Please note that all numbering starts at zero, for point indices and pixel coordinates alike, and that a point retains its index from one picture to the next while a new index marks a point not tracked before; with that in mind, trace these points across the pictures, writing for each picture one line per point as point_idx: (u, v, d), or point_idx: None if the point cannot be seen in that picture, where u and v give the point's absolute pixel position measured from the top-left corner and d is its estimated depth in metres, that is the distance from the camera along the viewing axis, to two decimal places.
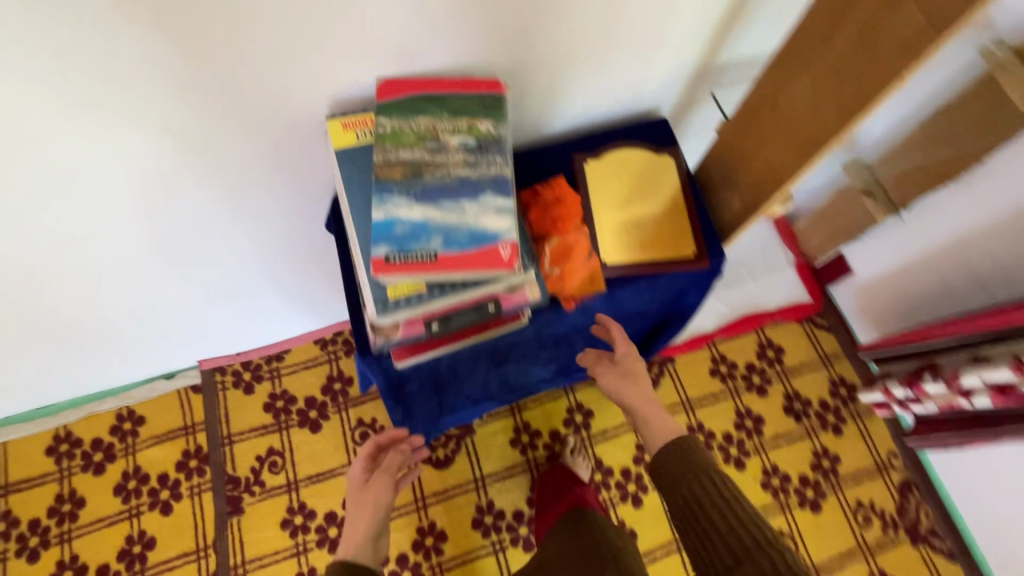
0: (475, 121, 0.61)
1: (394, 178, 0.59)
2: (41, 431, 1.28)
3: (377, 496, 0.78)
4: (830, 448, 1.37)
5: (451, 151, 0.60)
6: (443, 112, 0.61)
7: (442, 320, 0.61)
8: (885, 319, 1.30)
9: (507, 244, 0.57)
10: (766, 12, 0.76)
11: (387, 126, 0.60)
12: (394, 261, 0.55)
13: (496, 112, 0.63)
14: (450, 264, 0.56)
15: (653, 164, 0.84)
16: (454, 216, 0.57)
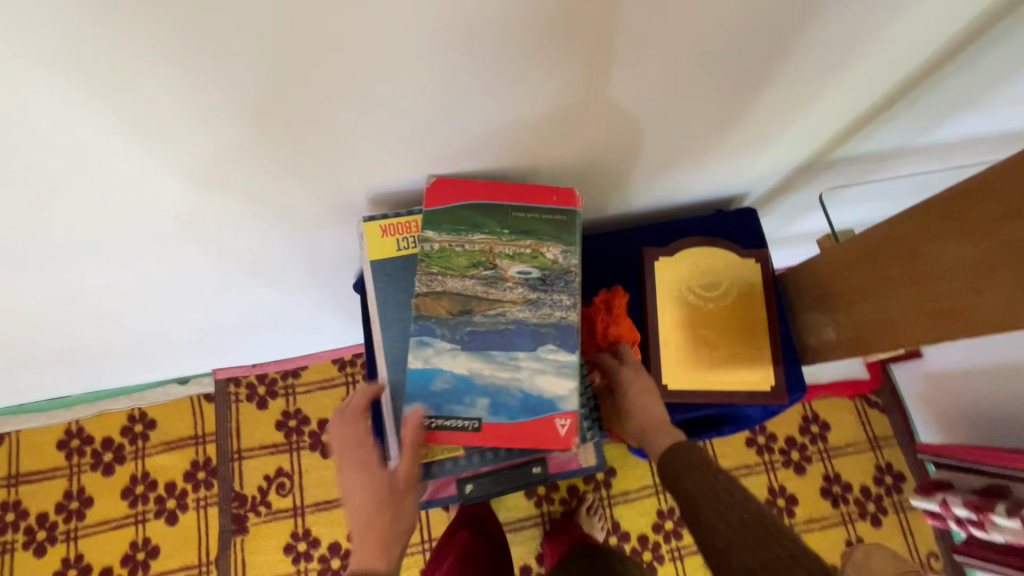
0: (542, 247, 0.63)
1: (438, 314, 0.60)
2: (51, 423, 1.26)
3: (408, 487, 0.58)
4: (866, 540, 1.27)
5: (510, 281, 0.62)
6: (505, 231, 0.63)
7: (476, 483, 0.63)
8: (948, 415, 1.18)
9: (562, 416, 0.58)
10: (901, 108, 0.63)
11: (436, 243, 0.62)
12: (434, 427, 0.58)
13: (564, 233, 0.64)
14: (491, 434, 0.58)
15: (731, 269, 0.73)
16: (507, 371, 0.59)
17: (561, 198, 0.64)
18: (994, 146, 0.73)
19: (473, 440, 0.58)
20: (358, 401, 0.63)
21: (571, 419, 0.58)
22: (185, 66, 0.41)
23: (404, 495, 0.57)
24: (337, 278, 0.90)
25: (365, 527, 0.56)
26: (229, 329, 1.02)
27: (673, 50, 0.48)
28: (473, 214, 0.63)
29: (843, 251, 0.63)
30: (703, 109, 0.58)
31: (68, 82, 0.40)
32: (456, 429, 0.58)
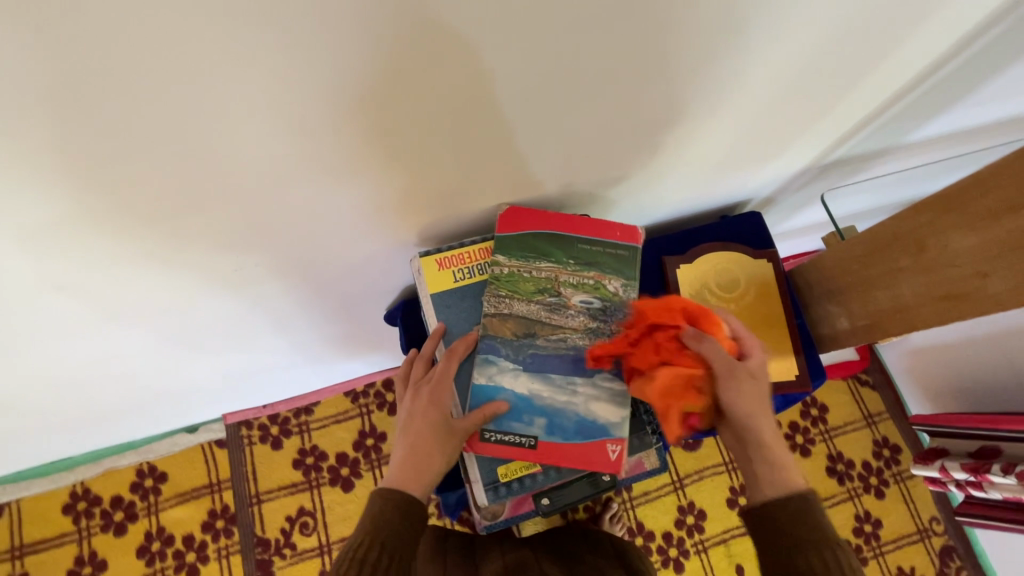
0: (604, 279, 0.71)
1: (503, 334, 0.68)
2: (54, 488, 1.20)
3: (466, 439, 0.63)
4: (872, 512, 1.34)
5: (573, 308, 0.70)
6: (571, 261, 0.71)
7: (550, 497, 0.69)
8: (934, 385, 1.27)
9: (615, 442, 0.66)
10: (887, 114, 0.70)
11: (506, 266, 0.70)
12: (495, 441, 0.64)
13: (624, 270, 0.72)
14: (549, 450, 0.64)
15: (746, 269, 0.78)
16: (565, 394, 0.66)
17: (624, 235, 0.72)
18: (965, 139, 0.81)
19: (532, 456, 0.64)
20: (459, 347, 0.67)
21: (622, 446, 0.66)
22: (268, 117, 0.44)
23: (433, 437, 0.61)
24: (361, 311, 0.91)
25: (421, 451, 0.60)
26: (248, 371, 1.01)
27: (698, 74, 0.54)
28: (541, 241, 0.70)
29: (851, 247, 0.70)
30: (718, 125, 0.63)
31: (157, 138, 0.42)
32: (516, 445, 0.64)
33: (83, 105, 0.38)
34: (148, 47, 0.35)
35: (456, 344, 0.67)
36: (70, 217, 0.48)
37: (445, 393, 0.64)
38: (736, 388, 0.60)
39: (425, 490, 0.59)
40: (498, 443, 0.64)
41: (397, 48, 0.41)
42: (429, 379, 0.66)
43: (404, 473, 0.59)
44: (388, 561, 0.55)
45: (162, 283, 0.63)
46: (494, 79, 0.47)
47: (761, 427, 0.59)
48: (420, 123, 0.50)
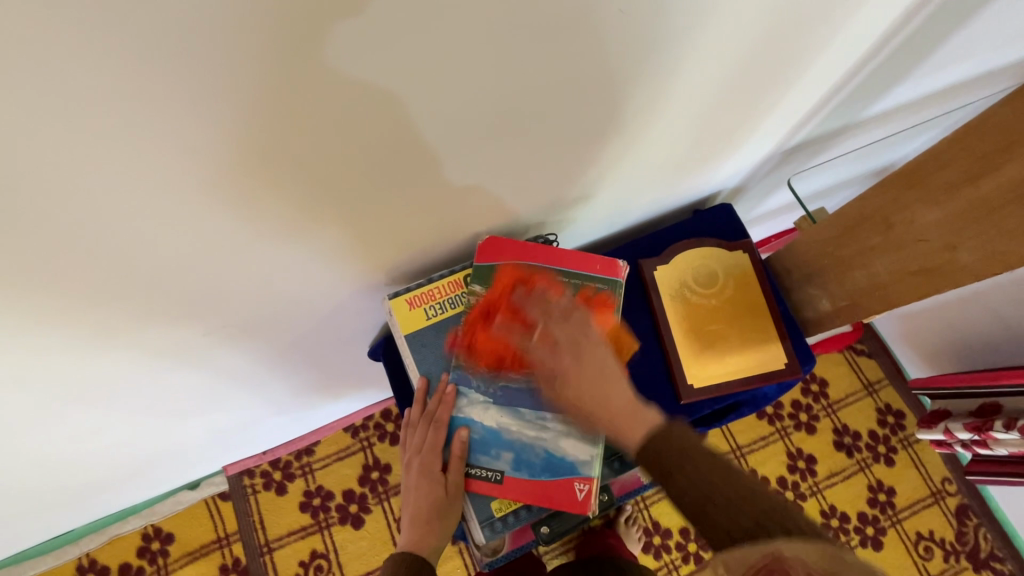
0: (582, 315, 0.70)
1: (475, 366, 0.67)
2: (59, 563, 1.18)
3: (462, 488, 0.64)
4: (885, 481, 1.34)
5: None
6: (550, 293, 0.70)
7: (550, 524, 0.67)
8: (929, 347, 1.28)
9: (583, 481, 0.64)
10: (842, 93, 0.70)
11: (482, 297, 0.69)
12: (462, 475, 0.64)
13: (603, 305, 0.71)
14: (515, 484, 0.64)
15: (723, 262, 0.78)
16: (534, 429, 0.65)
17: (604, 268, 0.71)
18: (924, 108, 0.81)
19: (498, 490, 0.64)
20: (439, 410, 0.66)
21: (590, 485, 0.64)
22: (216, 175, 0.43)
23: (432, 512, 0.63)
24: (346, 348, 0.90)
25: (421, 520, 0.63)
26: (240, 422, 1.00)
27: (644, 79, 0.54)
28: (518, 271, 0.70)
29: (821, 231, 0.71)
30: (674, 125, 0.64)
31: (105, 208, 0.42)
32: (482, 479, 0.64)
33: (22, 188, 0.37)
34: (81, 124, 0.35)
35: (432, 403, 0.66)
36: (29, 294, 0.48)
37: (433, 456, 0.64)
38: (577, 368, 0.61)
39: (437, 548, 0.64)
40: (465, 478, 0.64)
41: (337, 94, 0.41)
42: (415, 447, 0.66)
43: (412, 541, 0.64)
44: None
45: (137, 346, 0.63)
46: (441, 112, 0.47)
47: (614, 391, 0.60)
48: (373, 161, 0.49)
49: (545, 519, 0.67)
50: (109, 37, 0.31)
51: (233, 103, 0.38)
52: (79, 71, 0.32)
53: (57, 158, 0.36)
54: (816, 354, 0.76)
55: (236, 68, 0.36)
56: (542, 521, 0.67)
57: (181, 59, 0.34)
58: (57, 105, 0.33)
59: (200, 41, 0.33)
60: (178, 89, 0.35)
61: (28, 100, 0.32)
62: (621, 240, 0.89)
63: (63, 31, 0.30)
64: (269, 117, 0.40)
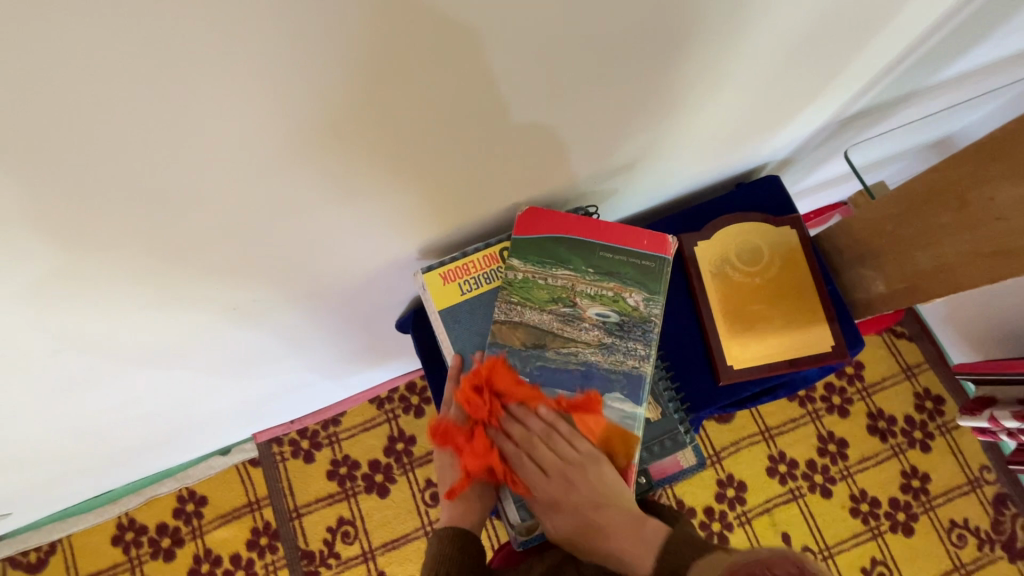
0: (623, 292, 0.67)
1: (512, 343, 0.65)
2: (101, 521, 1.23)
3: (497, 465, 0.66)
4: (920, 467, 1.30)
5: (588, 321, 0.66)
6: (591, 270, 0.67)
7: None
8: (978, 333, 1.21)
9: (621, 462, 0.63)
10: (910, 59, 0.64)
11: (521, 272, 0.67)
12: (495, 450, 0.64)
13: (647, 280, 0.68)
14: (550, 464, 0.63)
15: (769, 239, 0.74)
16: (570, 411, 0.64)
17: (651, 244, 0.69)
18: (997, 74, 0.74)
19: (532, 470, 0.64)
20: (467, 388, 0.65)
21: (628, 466, 0.64)
22: (241, 143, 0.41)
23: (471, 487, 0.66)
24: (374, 322, 0.89)
25: (459, 495, 0.66)
26: (268, 392, 1.01)
27: (698, 45, 0.50)
28: (557, 244, 0.67)
29: (883, 208, 0.66)
30: (724, 95, 0.59)
31: (140, 174, 0.41)
32: None
33: (61, 151, 0.36)
34: (116, 87, 0.33)
35: (466, 385, 0.65)
36: (66, 260, 0.47)
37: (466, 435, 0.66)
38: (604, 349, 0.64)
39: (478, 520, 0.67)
40: None
41: (372, 59, 0.38)
42: (447, 427, 0.67)
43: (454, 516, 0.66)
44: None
45: (169, 315, 0.62)
46: (481, 77, 0.44)
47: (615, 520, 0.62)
48: (408, 131, 0.47)
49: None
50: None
51: (267, 69, 0.36)
52: (111, 25, 0.30)
53: (92, 122, 0.35)
54: (865, 337, 0.72)
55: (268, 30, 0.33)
56: None
57: (203, 18, 0.31)
58: (90, 66, 0.32)
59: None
60: (211, 51, 0.33)
61: (58, 59, 0.31)
62: (658, 214, 0.85)
63: None
64: (302, 82, 0.38)
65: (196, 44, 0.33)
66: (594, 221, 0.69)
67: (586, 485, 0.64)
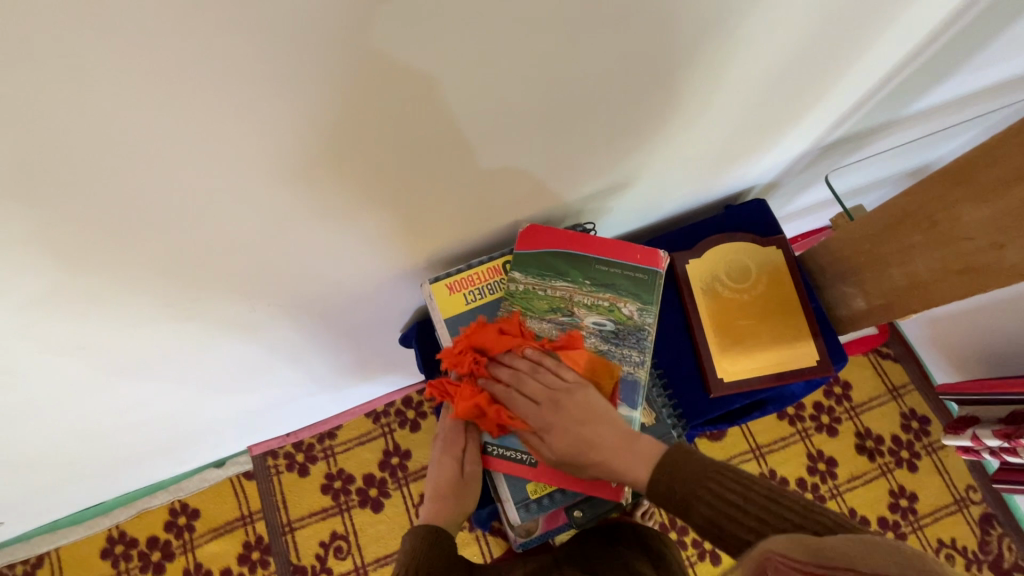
0: (618, 302, 0.71)
1: (513, 348, 0.70)
2: (90, 534, 1.22)
3: (480, 465, 0.67)
4: (907, 487, 1.32)
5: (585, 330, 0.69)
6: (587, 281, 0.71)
7: (584, 508, 0.67)
8: (959, 354, 1.25)
9: None
10: (882, 92, 0.69)
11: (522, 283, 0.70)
12: (495, 454, 0.66)
13: (641, 290, 0.72)
14: (549, 467, 0.65)
15: (758, 256, 0.78)
16: None
17: (643, 257, 0.72)
18: (963, 107, 0.80)
19: (531, 473, 0.66)
20: None
21: None
22: (264, 151, 0.45)
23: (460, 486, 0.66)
24: (375, 334, 0.91)
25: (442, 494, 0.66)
26: (267, 403, 1.02)
27: (686, 73, 0.54)
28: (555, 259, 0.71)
29: (861, 229, 0.70)
30: (713, 120, 0.64)
31: (173, 181, 0.44)
32: (516, 460, 0.66)
33: (108, 157, 0.40)
34: (165, 96, 0.37)
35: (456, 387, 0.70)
36: (93, 263, 0.50)
37: (453, 432, 0.68)
38: (574, 394, 0.65)
39: (455, 523, 0.67)
40: (500, 457, 0.66)
41: (393, 80, 0.42)
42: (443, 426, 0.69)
43: (431, 516, 0.66)
44: None
45: (180, 322, 0.64)
46: (489, 99, 0.48)
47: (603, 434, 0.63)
48: (420, 148, 0.51)
49: (578, 502, 0.67)
50: (197, 16, 0.33)
51: (301, 85, 0.40)
52: (161, 44, 0.34)
53: (137, 130, 0.38)
54: (848, 353, 0.75)
55: (299, 50, 0.37)
56: (576, 505, 0.67)
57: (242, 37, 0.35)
58: (146, 79, 0.35)
59: (267, 20, 0.35)
60: (247, 68, 0.37)
61: (119, 73, 0.34)
62: (652, 232, 0.89)
63: (144, 7, 0.31)
64: (328, 98, 0.42)
65: (242, 65, 0.37)
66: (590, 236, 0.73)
67: (580, 488, 0.65)
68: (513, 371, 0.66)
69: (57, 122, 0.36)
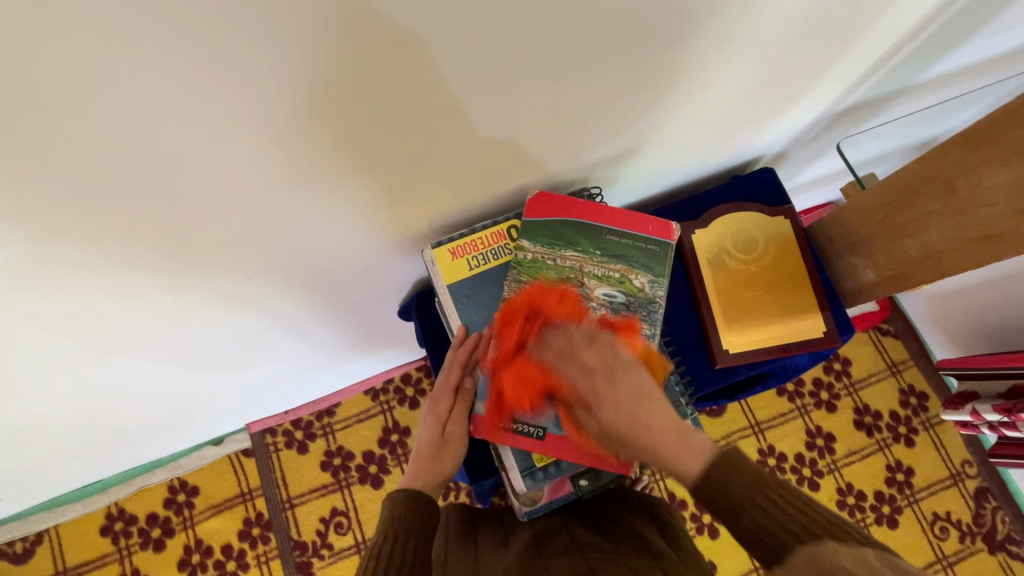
0: (630, 274, 0.69)
1: None
2: (89, 511, 1.21)
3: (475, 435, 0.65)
4: (904, 461, 1.33)
5: (595, 301, 0.68)
6: (598, 251, 0.69)
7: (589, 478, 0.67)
8: (960, 330, 1.25)
9: None
10: (899, 57, 0.66)
11: (529, 253, 0.68)
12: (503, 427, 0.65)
13: (652, 262, 0.70)
14: (558, 440, 0.64)
15: (766, 226, 0.76)
16: None
17: (656, 230, 0.70)
18: (980, 75, 0.77)
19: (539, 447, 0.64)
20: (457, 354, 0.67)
21: None
22: (256, 112, 0.42)
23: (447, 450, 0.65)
24: (373, 308, 0.89)
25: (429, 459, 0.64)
26: (264, 380, 1.01)
27: (702, 33, 0.51)
28: (565, 228, 0.69)
29: (873, 198, 0.68)
30: (726, 84, 0.61)
31: (164, 145, 0.41)
32: (522, 434, 0.64)
33: (94, 118, 0.37)
34: (148, 50, 0.34)
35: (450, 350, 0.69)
36: (81, 233, 0.47)
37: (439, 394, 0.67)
38: (614, 387, 0.57)
39: (436, 488, 0.64)
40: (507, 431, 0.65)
41: (396, 35, 0.39)
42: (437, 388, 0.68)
43: (412, 480, 0.63)
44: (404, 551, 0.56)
45: (173, 295, 0.62)
46: (497, 59, 0.45)
47: (655, 423, 0.55)
48: (422, 110, 0.48)
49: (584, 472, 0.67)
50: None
51: (297, 40, 0.37)
52: None
53: (118, 88, 0.36)
54: (854, 325, 0.74)
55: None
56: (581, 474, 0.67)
57: None
58: (130, 31, 0.33)
59: None
60: (235, 19, 0.34)
61: (101, 23, 0.32)
62: (657, 203, 0.87)
63: None
64: (325, 55, 0.39)
65: (233, 16, 0.34)
66: (602, 205, 0.71)
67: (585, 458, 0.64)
68: (548, 372, 0.60)
69: (35, 78, 0.33)
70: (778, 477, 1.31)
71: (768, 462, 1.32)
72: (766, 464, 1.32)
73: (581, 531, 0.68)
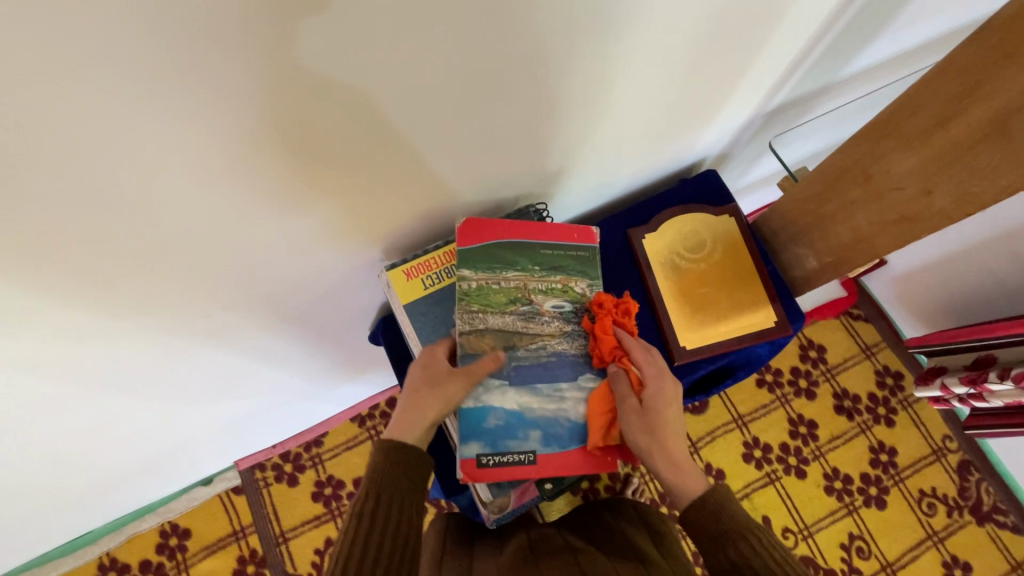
0: (571, 281, 0.74)
1: (483, 351, 0.68)
2: (81, 563, 1.21)
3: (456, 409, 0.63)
4: (887, 441, 1.36)
5: (546, 314, 0.72)
6: (537, 267, 0.73)
7: (554, 481, 0.70)
8: (924, 308, 1.29)
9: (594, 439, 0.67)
10: (815, 56, 0.71)
11: (474, 281, 0.70)
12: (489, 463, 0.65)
13: (589, 267, 0.75)
14: (543, 462, 0.66)
15: (715, 225, 0.80)
16: (553, 402, 0.68)
17: (582, 237, 0.75)
18: (898, 66, 0.82)
19: (533, 470, 0.66)
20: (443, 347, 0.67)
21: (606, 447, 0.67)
22: (194, 164, 0.44)
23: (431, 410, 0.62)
24: (346, 334, 0.91)
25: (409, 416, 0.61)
26: (245, 414, 1.02)
27: (617, 54, 0.55)
28: (501, 251, 0.72)
29: (806, 191, 0.72)
30: (651, 96, 0.65)
31: (113, 197, 0.44)
32: (516, 463, 0.66)
33: (42, 177, 0.39)
34: (78, 119, 0.37)
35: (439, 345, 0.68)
36: (41, 285, 0.49)
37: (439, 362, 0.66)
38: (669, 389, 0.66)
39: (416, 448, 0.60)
40: (496, 465, 0.65)
41: (321, 83, 0.43)
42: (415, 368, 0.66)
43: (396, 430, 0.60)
44: (388, 512, 0.55)
45: (141, 338, 0.64)
46: (425, 92, 0.48)
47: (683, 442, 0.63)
48: (359, 145, 0.51)
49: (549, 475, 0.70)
50: (113, 32, 0.33)
51: (230, 91, 0.40)
52: (66, 68, 0.34)
53: (54, 155, 0.38)
54: (805, 312, 0.77)
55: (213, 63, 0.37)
56: (547, 477, 0.70)
57: (148, 53, 0.35)
58: (73, 97, 0.35)
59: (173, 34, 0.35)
60: (161, 84, 0.37)
61: (42, 94, 0.34)
62: (611, 210, 0.91)
63: (44, 35, 0.31)
64: (252, 106, 0.42)
65: (169, 75, 0.37)
66: (530, 219, 0.74)
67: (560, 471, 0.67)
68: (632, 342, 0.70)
69: None
70: (765, 468, 1.33)
71: (754, 454, 1.34)
72: (751, 456, 1.34)
73: (574, 538, 0.71)
